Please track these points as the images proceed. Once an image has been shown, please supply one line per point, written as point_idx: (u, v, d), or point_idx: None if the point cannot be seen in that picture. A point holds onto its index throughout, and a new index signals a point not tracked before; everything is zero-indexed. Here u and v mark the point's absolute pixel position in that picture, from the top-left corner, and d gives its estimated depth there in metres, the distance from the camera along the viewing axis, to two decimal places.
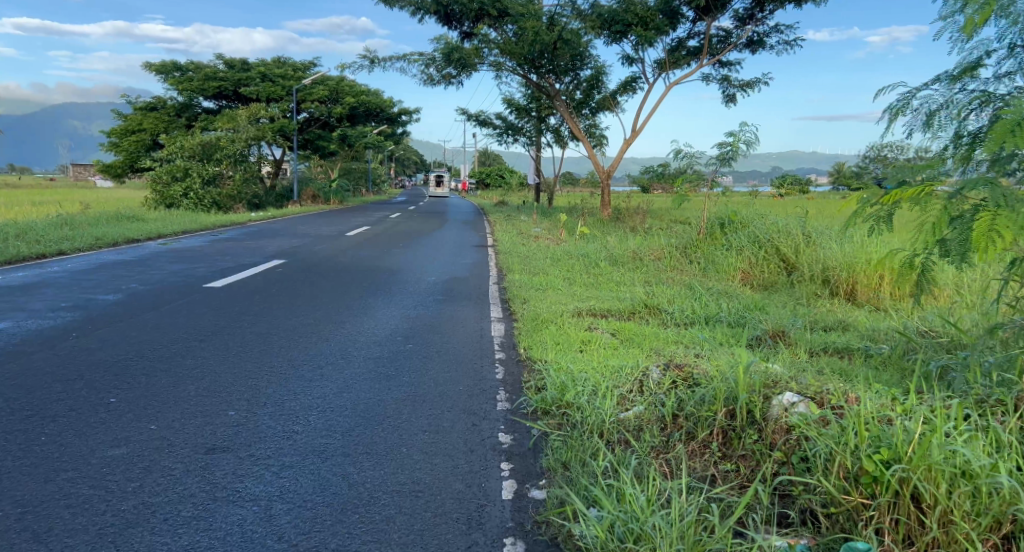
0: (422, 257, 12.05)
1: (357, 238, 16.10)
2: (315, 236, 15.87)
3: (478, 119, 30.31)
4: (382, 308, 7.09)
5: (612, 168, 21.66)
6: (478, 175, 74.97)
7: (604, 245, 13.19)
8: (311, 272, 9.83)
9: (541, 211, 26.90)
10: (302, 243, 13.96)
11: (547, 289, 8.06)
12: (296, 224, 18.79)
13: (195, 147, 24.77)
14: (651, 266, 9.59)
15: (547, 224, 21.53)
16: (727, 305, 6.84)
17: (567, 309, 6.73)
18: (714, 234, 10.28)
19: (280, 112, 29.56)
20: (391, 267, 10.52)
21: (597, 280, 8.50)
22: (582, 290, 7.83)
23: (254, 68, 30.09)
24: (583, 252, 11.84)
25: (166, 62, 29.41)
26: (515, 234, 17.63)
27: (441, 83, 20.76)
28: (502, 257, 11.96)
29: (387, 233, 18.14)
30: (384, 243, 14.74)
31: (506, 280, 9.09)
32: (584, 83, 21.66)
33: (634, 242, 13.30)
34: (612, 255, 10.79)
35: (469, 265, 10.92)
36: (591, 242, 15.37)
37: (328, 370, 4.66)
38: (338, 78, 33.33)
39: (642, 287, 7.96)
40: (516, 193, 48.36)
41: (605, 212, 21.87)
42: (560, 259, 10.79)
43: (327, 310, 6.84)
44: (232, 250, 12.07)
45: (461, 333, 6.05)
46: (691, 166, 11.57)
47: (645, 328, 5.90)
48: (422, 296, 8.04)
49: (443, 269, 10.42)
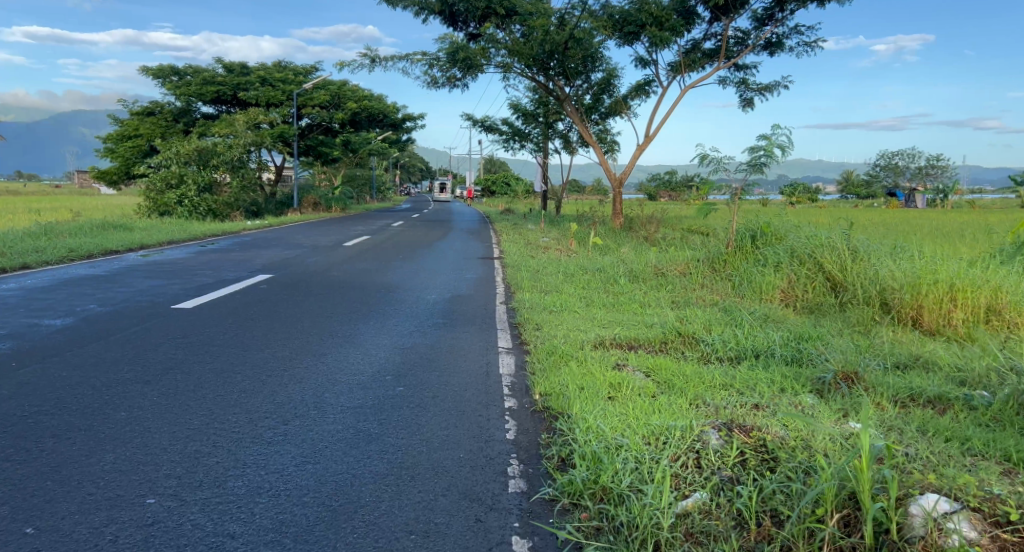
0: (423, 270, 11.10)
1: (355, 248, 15.19)
2: (311, 247, 14.97)
3: (484, 125, 29.45)
4: (374, 334, 6.15)
5: (625, 174, 20.69)
6: (483, 182, 74.17)
7: (620, 258, 12.25)
8: (298, 288, 8.89)
9: (550, 219, 26.01)
10: (295, 255, 13.10)
11: (562, 311, 7.11)
12: (293, 233, 17.96)
13: (190, 153, 23.99)
14: (675, 283, 8.66)
15: (555, 233, 20.63)
16: (774, 334, 5.88)
17: (588, 338, 5.79)
18: (743, 247, 9.34)
19: (280, 117, 28.78)
20: (389, 282, 9.59)
21: (618, 301, 7.57)
22: (604, 314, 6.89)
23: (254, 73, 29.37)
24: (599, 265, 10.91)
25: (163, 66, 28.72)
26: (522, 244, 16.73)
27: (445, 86, 19.94)
28: (511, 271, 11.05)
29: (388, 243, 17.25)
30: (383, 255, 13.84)
31: (516, 299, 8.16)
32: (596, 87, 20.77)
33: (653, 254, 12.35)
34: (630, 270, 9.86)
35: (473, 281, 9.97)
36: (605, 253, 14.44)
37: (296, 428, 3.70)
38: (341, 82, 32.53)
39: (672, 310, 7.02)
40: (523, 200, 47.45)
41: (617, 221, 20.91)
42: (574, 275, 9.86)
43: (308, 338, 5.88)
44: (217, 263, 11.16)
45: (463, 368, 5.08)
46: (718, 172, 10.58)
47: (684, 365, 4.95)
48: (420, 318, 7.10)
49: (446, 285, 9.48)
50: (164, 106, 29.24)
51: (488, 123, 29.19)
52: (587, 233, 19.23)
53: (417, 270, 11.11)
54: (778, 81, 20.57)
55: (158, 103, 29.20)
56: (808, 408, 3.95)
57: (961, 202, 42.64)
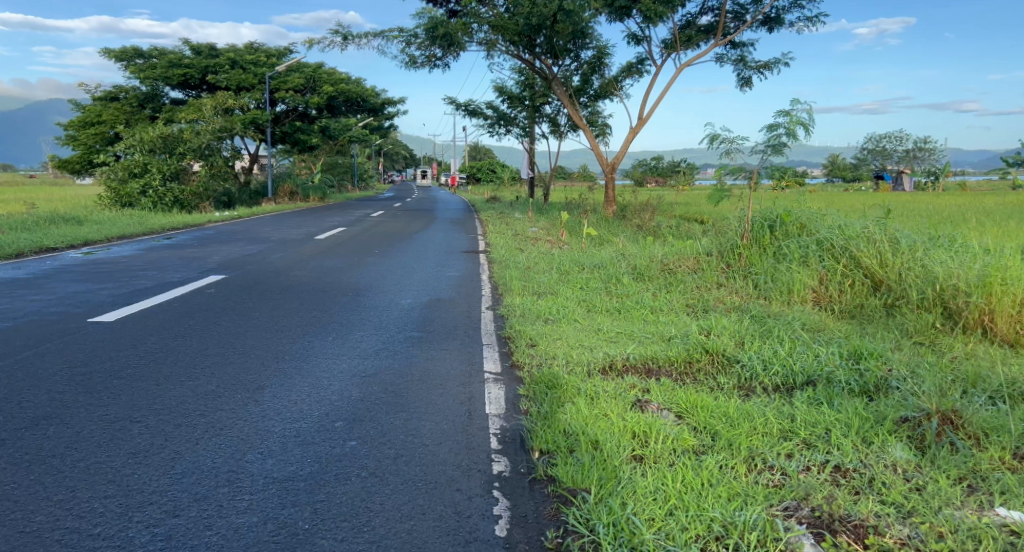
0: (400, 268, 9.93)
1: (329, 242, 13.98)
2: (279, 241, 13.73)
3: (468, 109, 28.16)
4: (330, 356, 4.98)
5: (617, 158, 19.52)
6: (468, 169, 72.66)
7: (619, 251, 11.12)
8: (252, 292, 7.68)
9: (538, 208, 24.86)
10: (259, 251, 11.87)
11: (559, 321, 6.00)
12: (263, 225, 16.72)
13: (155, 140, 22.55)
14: (687, 282, 7.57)
15: (544, 223, 19.53)
16: (823, 349, 4.78)
17: (595, 361, 4.66)
18: (760, 238, 8.25)
19: (252, 101, 27.32)
20: (359, 284, 8.41)
21: (626, 307, 6.46)
22: (611, 325, 5.78)
23: (223, 55, 27.82)
24: (598, 260, 9.80)
25: (126, 48, 27.13)
26: (509, 236, 15.62)
27: (425, 65, 18.72)
28: (500, 267, 9.94)
29: (365, 235, 16.04)
30: (357, 249, 12.64)
31: (505, 303, 7.03)
32: (586, 66, 19.56)
33: (654, 248, 11.23)
34: (630, 267, 8.74)
35: (455, 280, 8.81)
36: (599, 247, 13.35)
37: (190, 524, 2.55)
38: (316, 65, 30.97)
39: (691, 320, 5.92)
40: (509, 187, 46.25)
41: (610, 209, 19.77)
42: (570, 272, 8.74)
43: (246, 364, 4.70)
44: (166, 261, 9.92)
45: (439, 407, 3.94)
46: (728, 156, 9.48)
47: (722, 398, 3.85)
48: (390, 330, 5.94)
49: (424, 287, 8.32)
50: (129, 90, 27.68)
51: (472, 107, 27.91)
52: (579, 223, 18.13)
53: (392, 267, 9.95)
54: (778, 59, 19.45)
55: (122, 87, 27.64)
56: (911, 473, 2.88)
57: (953, 186, 41.99)
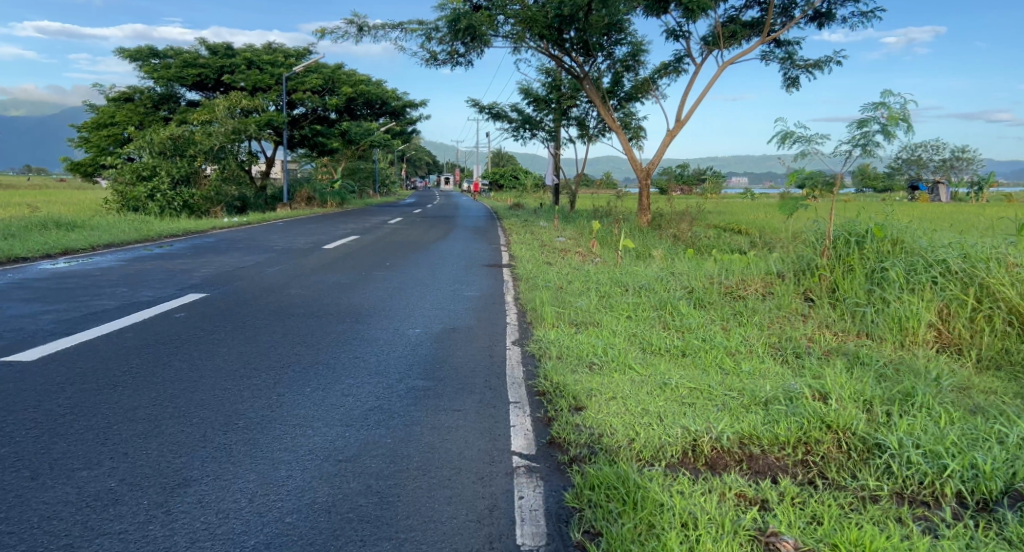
0: (412, 286, 8.62)
1: (337, 253, 12.68)
2: (282, 251, 12.46)
3: (491, 112, 26.88)
4: (301, 424, 3.63)
5: (653, 164, 18.09)
6: (491, 175, 71.52)
7: (664, 267, 9.70)
8: (229, 318, 6.37)
9: (565, 216, 23.51)
10: (255, 263, 10.59)
11: (609, 369, 4.57)
12: (270, 233, 15.55)
13: (164, 141, 21.56)
14: (761, 311, 6.12)
15: (572, 233, 18.13)
16: (1004, 429, 3.30)
17: (671, 442, 3.29)
18: (845, 257, 6.77)
19: (268, 102, 26.30)
20: (362, 306, 7.10)
21: (693, 348, 5.05)
22: (679, 376, 4.37)
23: (239, 54, 26.86)
24: (640, 278, 8.40)
25: (141, 47, 26.27)
26: (536, 247, 14.24)
27: (447, 62, 17.53)
28: (528, 285, 8.58)
29: (378, 244, 14.74)
30: (367, 262, 11.34)
31: (535, 337, 5.64)
32: (619, 64, 18.15)
33: (702, 264, 9.80)
34: (681, 288, 7.32)
35: (474, 304, 7.42)
36: (636, 261, 11.91)
37: None
38: (335, 65, 29.88)
39: (785, 371, 4.51)
40: (531, 194, 44.94)
41: (644, 218, 18.33)
42: (610, 294, 7.33)
43: (178, 438, 3.35)
44: (144, 275, 8.66)
45: (443, 531, 2.56)
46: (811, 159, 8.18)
47: (895, 529, 2.44)
48: (389, 377, 4.58)
49: (438, 311, 6.99)
50: (143, 91, 26.84)
51: (496, 110, 26.63)
52: (611, 233, 16.71)
53: (403, 285, 8.64)
54: (830, 57, 17.89)
55: (136, 88, 26.81)
56: None
57: (999, 196, 39.81)
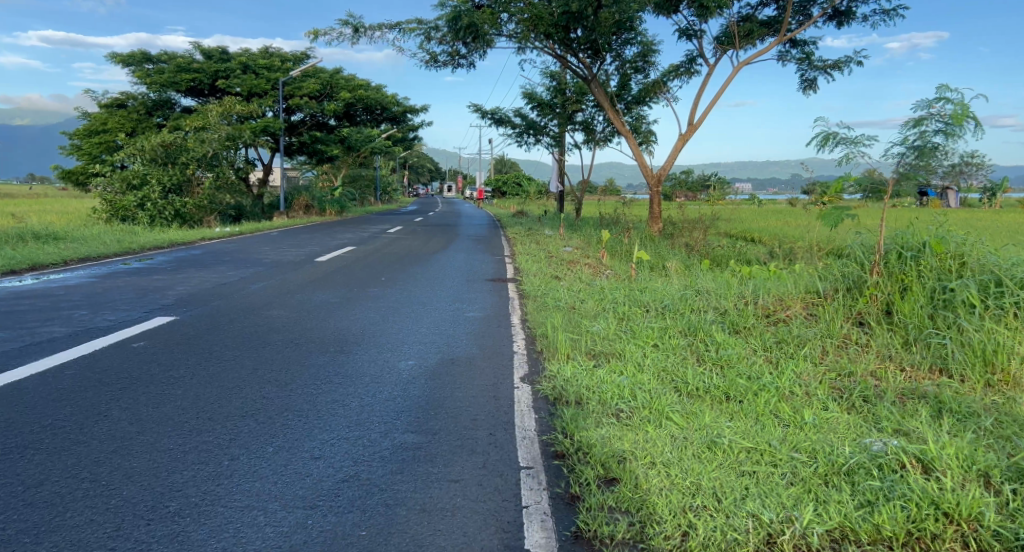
0: (408, 305, 7.82)
1: (330, 266, 11.92)
2: (271, 264, 11.70)
3: (494, 118, 26.14)
4: (251, 507, 2.82)
5: (664, 170, 17.29)
6: (494, 182, 70.83)
7: (683, 284, 8.90)
8: (194, 346, 5.58)
9: (570, 225, 22.70)
10: (239, 278, 9.83)
11: (644, 420, 3.74)
12: (262, 244, 14.81)
13: (155, 148, 20.89)
14: (809, 340, 5.30)
15: (579, 242, 17.34)
16: None
17: (740, 540, 2.46)
18: (898, 274, 5.94)
19: (264, 108, 25.61)
20: (351, 332, 6.30)
21: (740, 389, 4.23)
22: (730, 429, 3.54)
23: (235, 59, 26.19)
24: (661, 296, 7.58)
25: (134, 52, 25.62)
26: (542, 259, 13.46)
27: (448, 64, 16.81)
28: (535, 303, 7.79)
29: (375, 256, 13.96)
30: (361, 276, 10.56)
31: (548, 373, 4.83)
32: (628, 65, 17.38)
33: (726, 281, 8.98)
34: (711, 310, 6.50)
35: (476, 327, 6.61)
36: (650, 274, 11.11)
37: None
38: (334, 70, 29.18)
39: (859, 422, 3.68)
40: (534, 201, 44.20)
41: (655, 226, 17.52)
42: (630, 316, 6.52)
43: (82, 534, 2.54)
44: (113, 294, 7.89)
45: None
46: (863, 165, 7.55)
47: None
48: (371, 430, 3.75)
49: (436, 336, 6.18)
50: (137, 97, 26.20)
51: (498, 115, 25.90)
52: (620, 243, 15.91)
53: (399, 304, 7.85)
54: (850, 57, 17.13)
55: (130, 94, 26.17)
56: None
57: (1011, 203, 38.94)
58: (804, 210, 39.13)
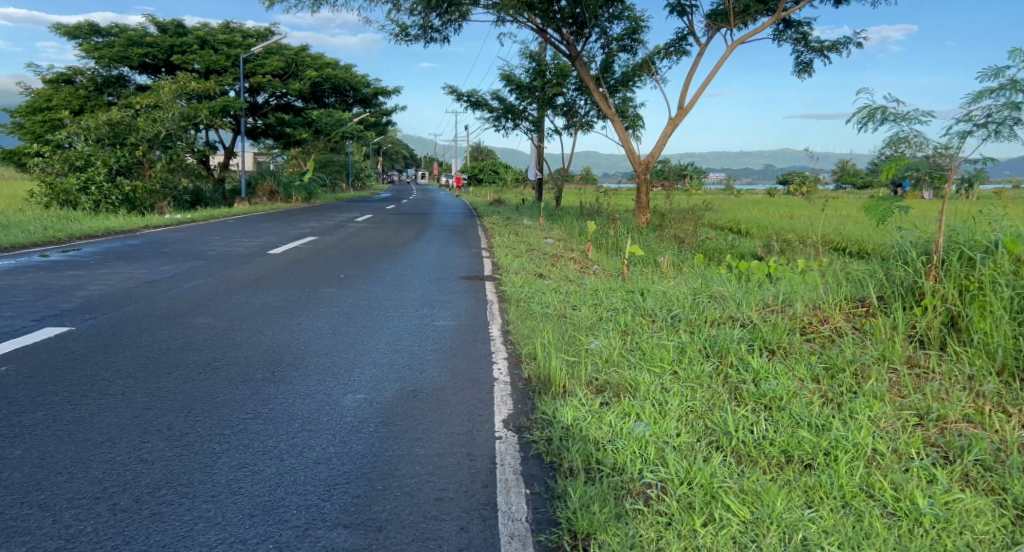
0: (367, 311, 6.59)
1: (285, 260, 10.61)
2: (216, 256, 10.33)
3: (471, 101, 24.80)
4: None
5: (651, 157, 16.20)
6: (470, 169, 69.16)
7: (686, 286, 7.78)
8: (75, 370, 4.27)
9: (550, 215, 21.54)
10: (173, 274, 8.48)
11: (687, 509, 2.58)
12: (211, 233, 13.40)
13: (100, 127, 19.19)
14: (869, 365, 4.20)
15: (561, 234, 16.20)
16: None
17: None
18: (964, 281, 4.84)
19: (224, 85, 23.96)
20: (291, 350, 5.05)
21: (805, 447, 3.10)
22: (820, 528, 2.40)
23: (192, 33, 24.44)
24: (664, 300, 6.47)
25: (81, 23, 23.73)
26: (523, 253, 12.30)
27: (420, 38, 15.49)
28: (519, 309, 6.59)
29: (338, 248, 12.66)
30: (319, 272, 9.26)
31: (541, 416, 3.64)
32: (614, 42, 16.22)
33: (735, 283, 7.87)
34: (733, 323, 5.37)
35: (446, 343, 5.39)
36: (644, 272, 10.00)
37: None
38: (300, 47, 27.52)
39: (998, 508, 2.57)
40: (511, 189, 42.88)
41: (643, 217, 16.43)
42: (637, 331, 5.37)
43: None
44: (6, 294, 6.51)
45: None
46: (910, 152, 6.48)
47: None
48: (287, 526, 2.54)
49: (398, 357, 4.96)
50: (85, 72, 24.35)
51: (475, 98, 24.57)
52: (605, 235, 14.80)
53: (356, 310, 6.61)
54: (850, 38, 16.11)
55: (77, 69, 24.30)
56: None
57: (992, 196, 38.60)
58: (784, 201, 38.33)
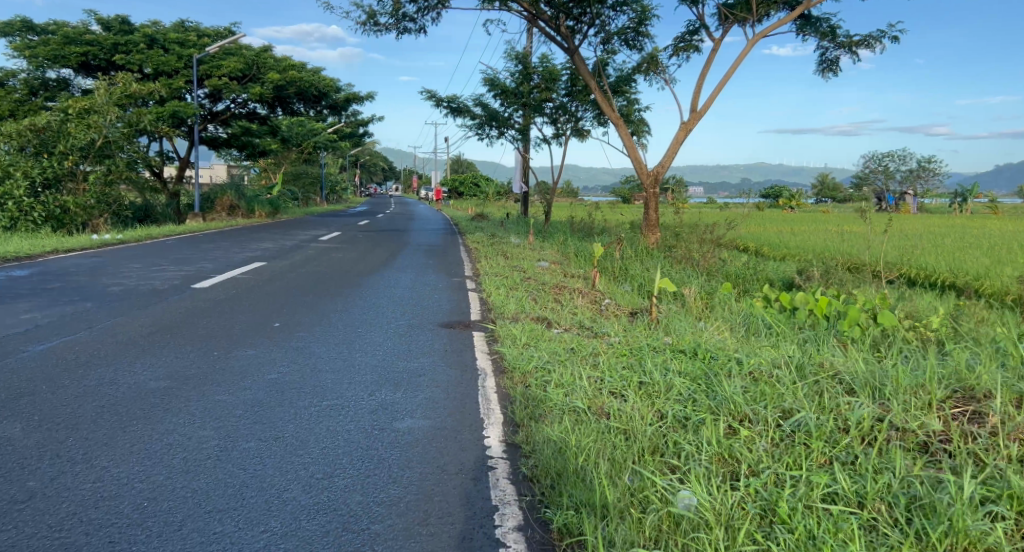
0: (294, 401, 4.26)
1: (212, 297, 8.24)
2: (117, 295, 7.93)
3: (451, 107, 22.63)
4: None
5: (661, 168, 14.14)
6: (450, 183, 67.08)
7: (761, 349, 5.50)
8: None
9: (539, 232, 19.35)
10: (32, 326, 6.06)
11: None
12: (133, 260, 10.94)
13: (23, 134, 16.63)
14: None
15: (555, 256, 14.09)
16: None
17: None
18: None
19: (174, 87, 21.59)
20: (118, 519, 2.70)
21: None
22: None
23: (139, 30, 21.99)
24: (755, 383, 4.19)
25: (12, 19, 21.18)
26: (518, 282, 10.15)
27: (391, 28, 13.26)
28: (530, 392, 4.29)
29: (290, 277, 10.34)
30: (250, 318, 6.90)
31: None
32: (615, 34, 14.15)
33: (825, 347, 5.63)
34: (911, 446, 3.11)
35: (411, 490, 3.07)
36: (672, 312, 7.90)
37: None
38: (262, 48, 25.12)
39: None
40: (493, 203, 40.91)
41: (652, 237, 14.46)
42: (746, 461, 3.10)
43: None
44: None
45: None
46: None
47: None
48: None
49: (319, 533, 2.64)
50: (18, 74, 21.80)
51: (456, 104, 22.34)
52: (611, 258, 12.56)
53: (277, 399, 4.27)
54: (884, 32, 14.03)
55: (9, 70, 21.74)
56: None
57: (986, 210, 37.61)
58: (776, 215, 36.53)
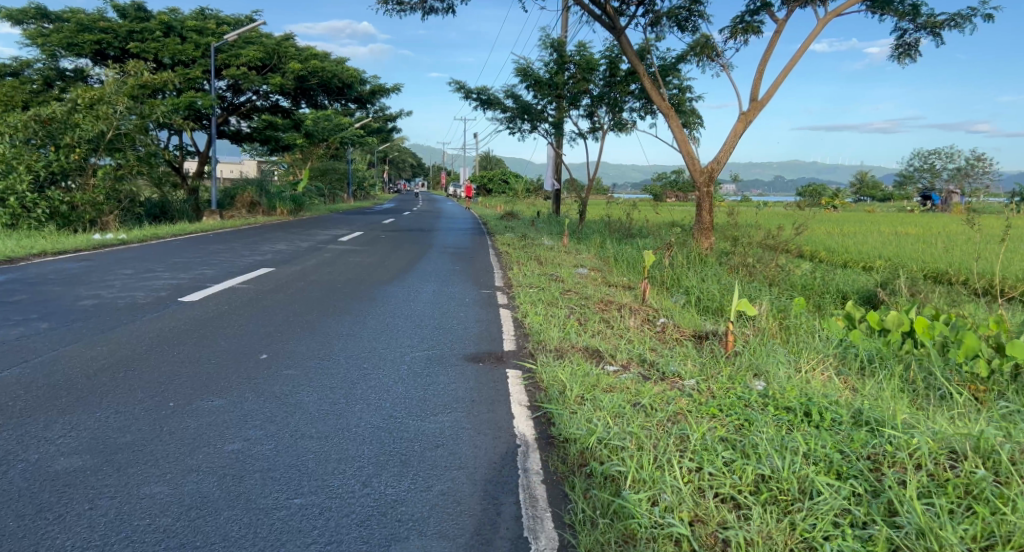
0: (253, 497, 2.94)
1: (200, 313, 7.00)
2: (86, 311, 6.73)
3: (481, 99, 21.29)
4: None
5: (716, 164, 12.63)
6: (479, 179, 65.83)
7: (905, 416, 4.04)
8: None
9: (574, 233, 17.94)
10: None
11: None
12: (125, 265, 9.82)
13: (27, 125, 15.73)
14: None
15: (595, 261, 12.70)
16: None
17: None
18: None
19: (191, 78, 20.65)
20: None
21: None
22: None
23: (155, 17, 21.06)
24: (945, 495, 2.74)
25: (26, 6, 20.39)
26: (559, 294, 8.80)
27: (417, 8, 11.95)
28: (598, 496, 2.93)
29: (298, 286, 9.10)
30: (231, 346, 5.60)
31: None
32: (666, 14, 12.65)
33: (988, 411, 4.14)
34: None
35: None
36: (749, 341, 6.45)
37: None
38: (284, 37, 24.03)
39: None
40: (523, 201, 39.50)
41: (705, 241, 12.96)
42: None
43: None
44: None
45: None
46: None
47: None
48: None
49: None
50: (32, 64, 21.01)
51: (486, 96, 20.98)
52: (661, 267, 11.08)
53: (229, 496, 2.96)
54: (975, 10, 12.29)
55: (23, 60, 20.96)
56: None
57: None
58: (819, 214, 34.56)
